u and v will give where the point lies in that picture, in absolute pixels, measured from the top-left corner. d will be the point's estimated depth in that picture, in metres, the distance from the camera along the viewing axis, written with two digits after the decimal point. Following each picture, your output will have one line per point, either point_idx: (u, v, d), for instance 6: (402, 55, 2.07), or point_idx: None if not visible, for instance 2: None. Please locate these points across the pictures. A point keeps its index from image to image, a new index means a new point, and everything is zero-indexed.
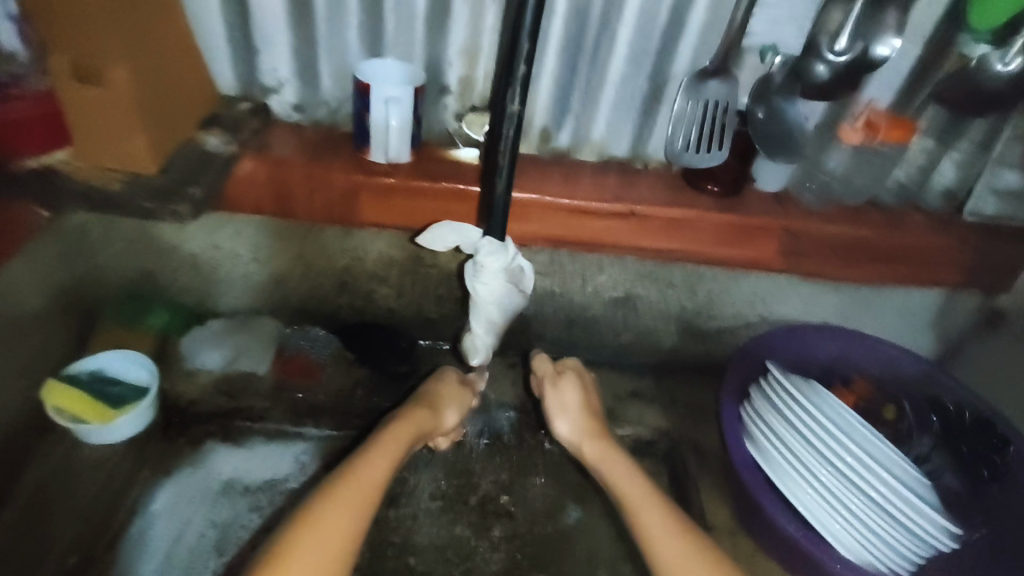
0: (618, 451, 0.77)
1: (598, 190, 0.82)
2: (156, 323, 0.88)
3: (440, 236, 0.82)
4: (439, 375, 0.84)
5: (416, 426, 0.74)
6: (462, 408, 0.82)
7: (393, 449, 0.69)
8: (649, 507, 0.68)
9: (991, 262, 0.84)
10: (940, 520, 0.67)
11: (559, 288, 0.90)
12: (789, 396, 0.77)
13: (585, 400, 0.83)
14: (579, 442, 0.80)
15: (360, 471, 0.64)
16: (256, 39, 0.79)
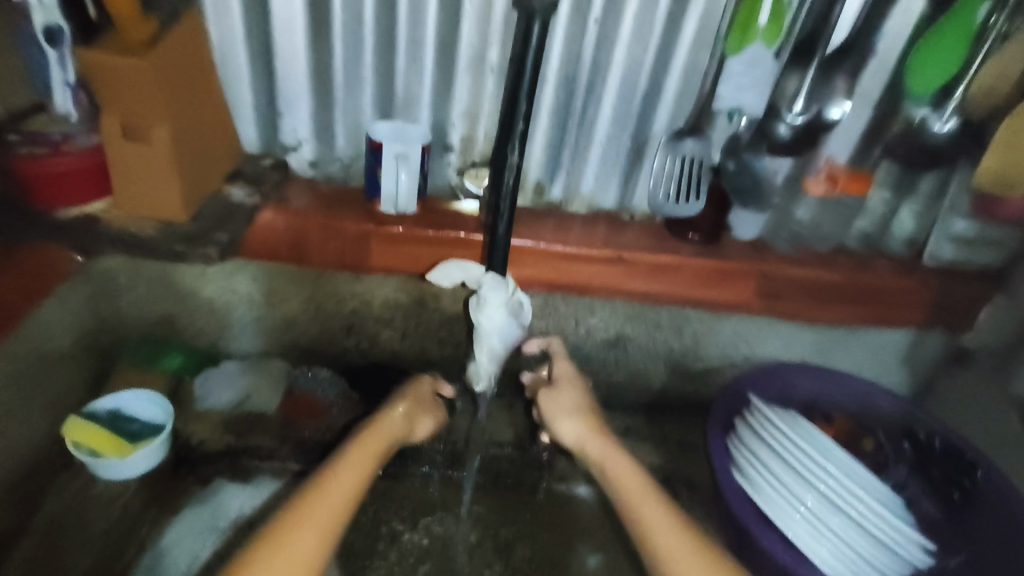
0: (616, 449, 0.77)
1: (588, 238, 0.89)
2: (171, 365, 0.96)
3: (446, 273, 0.87)
4: (418, 377, 0.86)
5: (391, 434, 0.76)
6: (435, 416, 0.83)
7: (368, 457, 0.71)
8: (650, 507, 0.69)
9: (951, 302, 0.90)
10: (915, 535, 0.74)
11: (554, 330, 0.96)
12: (768, 427, 0.81)
13: (583, 402, 0.83)
14: (583, 443, 0.79)
15: (333, 487, 0.66)
16: (280, 105, 0.89)
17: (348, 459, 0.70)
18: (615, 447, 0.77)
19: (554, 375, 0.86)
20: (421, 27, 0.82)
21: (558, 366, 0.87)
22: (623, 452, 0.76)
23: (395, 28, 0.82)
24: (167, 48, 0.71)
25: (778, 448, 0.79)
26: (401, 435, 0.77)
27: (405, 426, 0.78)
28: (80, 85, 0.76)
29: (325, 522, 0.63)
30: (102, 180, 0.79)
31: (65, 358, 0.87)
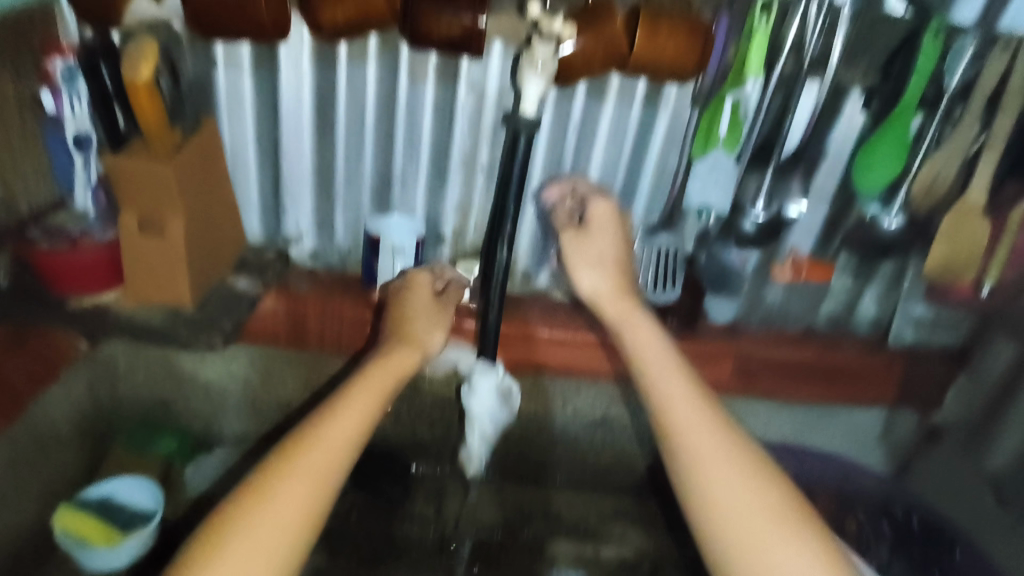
0: (640, 314, 0.75)
1: (572, 323, 0.95)
2: (162, 450, 0.97)
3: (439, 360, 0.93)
4: (415, 288, 0.84)
5: (394, 366, 0.74)
6: (440, 326, 0.82)
7: (368, 392, 0.69)
8: (676, 387, 0.68)
9: (919, 382, 0.94)
10: None
11: (542, 411, 1.00)
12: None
13: (613, 255, 0.79)
14: (599, 295, 0.77)
15: (324, 427, 0.65)
16: (284, 200, 0.96)
17: (345, 394, 0.69)
18: (640, 313, 0.75)
19: (587, 220, 0.80)
20: (417, 132, 0.90)
21: (595, 208, 0.80)
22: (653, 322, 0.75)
23: (393, 134, 0.90)
24: (188, 154, 0.78)
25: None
26: (404, 367, 0.75)
27: (409, 357, 0.76)
28: (100, 185, 0.84)
29: (317, 465, 0.62)
30: (114, 272, 0.83)
31: (62, 443, 0.88)
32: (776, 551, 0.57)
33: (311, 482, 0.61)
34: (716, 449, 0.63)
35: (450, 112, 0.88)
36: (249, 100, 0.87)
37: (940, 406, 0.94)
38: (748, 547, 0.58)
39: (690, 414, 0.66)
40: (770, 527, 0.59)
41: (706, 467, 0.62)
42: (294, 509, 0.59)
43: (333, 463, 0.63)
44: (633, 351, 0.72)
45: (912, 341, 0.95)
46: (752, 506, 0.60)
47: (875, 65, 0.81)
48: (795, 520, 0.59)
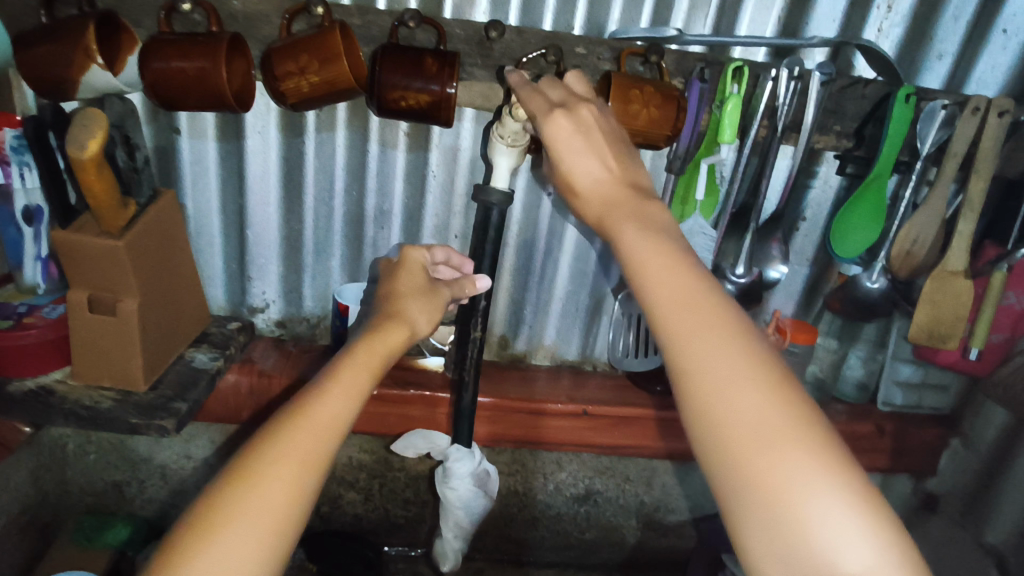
0: (628, 197, 0.49)
1: (554, 392, 0.90)
2: (114, 540, 0.89)
3: (410, 443, 0.86)
4: (402, 264, 0.63)
5: (383, 348, 0.52)
6: (437, 307, 0.61)
7: (354, 379, 0.48)
8: (657, 260, 0.44)
9: (911, 449, 0.91)
10: None
11: (522, 487, 0.94)
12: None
13: (592, 145, 0.53)
14: (584, 182, 0.52)
15: (296, 431, 0.43)
16: (251, 270, 0.92)
17: (327, 379, 0.47)
18: (619, 197, 0.49)
19: (552, 100, 0.57)
20: (388, 198, 0.87)
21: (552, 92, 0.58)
22: (637, 199, 0.49)
23: (363, 200, 0.87)
24: (141, 230, 0.74)
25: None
26: (395, 349, 0.54)
27: (400, 338, 0.55)
28: (51, 257, 0.81)
29: (283, 488, 0.41)
30: (61, 352, 0.78)
31: None
32: (772, 464, 0.37)
33: (276, 512, 0.40)
34: (704, 336, 0.40)
35: (422, 178, 0.86)
36: (214, 168, 0.85)
37: (935, 473, 0.93)
38: (734, 467, 0.37)
39: (670, 307, 0.42)
40: (766, 439, 0.37)
41: (685, 364, 0.40)
42: (249, 557, 0.39)
43: (304, 478, 0.42)
44: (617, 237, 0.47)
45: (901, 404, 0.92)
46: (743, 416, 0.38)
47: (848, 129, 0.79)
48: (792, 423, 0.38)
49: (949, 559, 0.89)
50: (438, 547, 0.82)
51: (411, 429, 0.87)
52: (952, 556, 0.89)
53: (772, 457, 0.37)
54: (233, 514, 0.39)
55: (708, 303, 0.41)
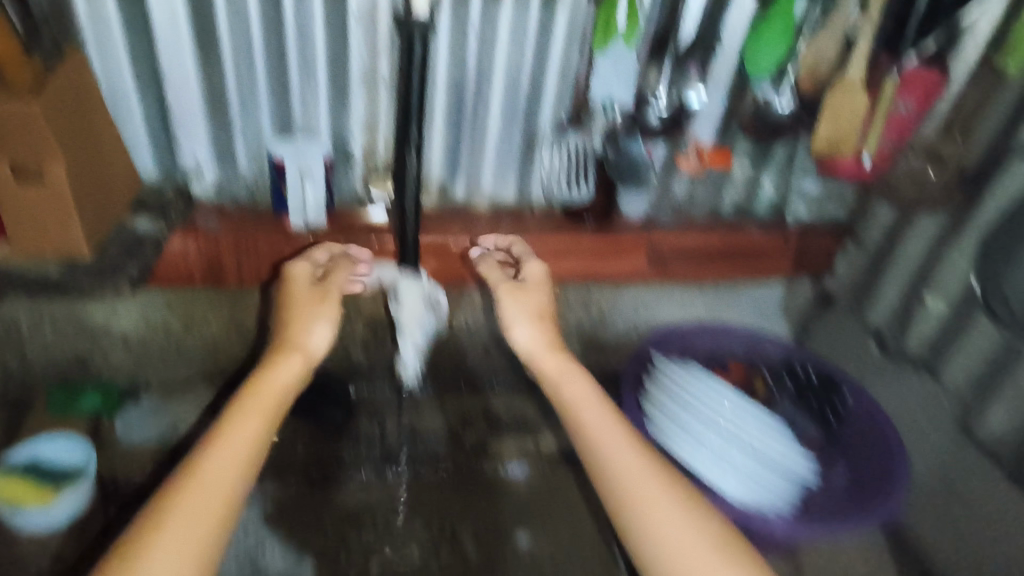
0: (574, 365, 0.78)
1: (496, 226, 0.98)
2: (88, 407, 0.93)
3: (362, 275, 0.88)
4: (291, 285, 0.80)
5: (277, 379, 0.72)
6: (323, 322, 0.78)
7: (258, 414, 0.68)
8: (599, 415, 0.72)
9: (809, 252, 1.05)
10: (765, 495, 0.77)
11: (473, 319, 1.06)
12: (663, 396, 0.86)
13: (545, 309, 0.83)
14: (533, 353, 0.80)
15: (218, 450, 0.63)
16: (176, 131, 0.89)
17: (239, 410, 0.68)
18: (571, 366, 0.77)
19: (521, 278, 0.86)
20: (310, 44, 0.85)
21: (513, 247, 0.92)
22: (583, 375, 0.77)
23: (284, 48, 0.85)
24: (54, 86, 0.71)
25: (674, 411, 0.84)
26: (289, 377, 0.73)
27: (295, 369, 0.74)
28: None
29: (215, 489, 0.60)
30: None
31: None
32: (688, 538, 0.61)
33: (195, 534, 0.57)
34: (637, 464, 0.67)
35: (342, 16, 0.83)
36: (117, 20, 0.80)
37: (833, 274, 1.05)
38: (664, 539, 0.61)
39: (623, 445, 0.68)
40: (685, 521, 0.62)
41: (629, 475, 0.66)
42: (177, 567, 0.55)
43: (231, 481, 0.62)
44: (561, 394, 0.75)
45: (805, 217, 1.04)
46: (675, 517, 0.63)
47: None
48: (698, 511, 0.63)
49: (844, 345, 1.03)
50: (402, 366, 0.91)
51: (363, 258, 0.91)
52: (843, 341, 1.04)
53: (699, 540, 0.61)
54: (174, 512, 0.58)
55: (641, 445, 0.69)
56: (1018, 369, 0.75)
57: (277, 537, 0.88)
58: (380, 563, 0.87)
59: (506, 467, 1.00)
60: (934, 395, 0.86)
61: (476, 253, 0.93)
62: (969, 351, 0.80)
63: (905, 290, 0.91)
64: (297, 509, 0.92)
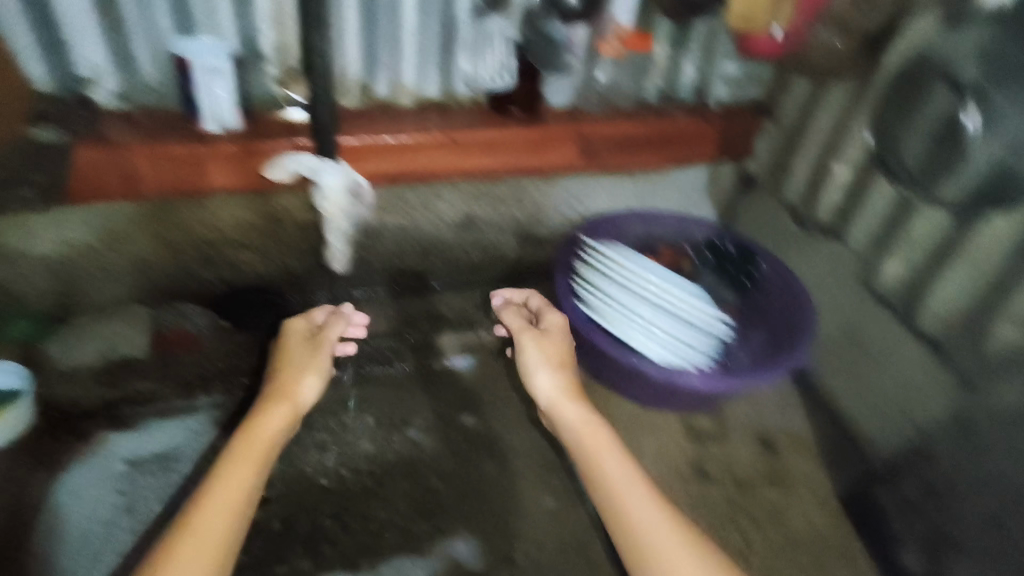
0: (596, 414, 0.80)
1: (423, 126, 0.96)
2: (18, 333, 0.92)
3: (283, 166, 0.89)
4: (287, 338, 0.87)
5: (269, 427, 0.77)
6: (311, 373, 0.84)
7: (248, 461, 0.73)
8: (612, 463, 0.74)
9: (731, 134, 1.08)
10: (692, 353, 0.85)
11: (408, 221, 1.03)
12: (613, 261, 0.90)
13: (566, 358, 0.84)
14: (553, 402, 0.81)
15: (218, 494, 0.69)
16: (65, 34, 0.85)
17: (240, 454, 0.73)
18: (592, 415, 0.79)
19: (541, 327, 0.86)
20: None
21: (535, 301, 0.91)
22: (603, 423, 0.79)
23: None
24: None
25: (621, 275, 0.89)
26: (279, 426, 0.78)
27: (285, 415, 0.79)
28: None
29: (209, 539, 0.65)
30: None
31: None
32: None
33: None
34: (651, 515, 0.69)
35: None
36: None
37: (752, 155, 1.10)
38: None
39: (635, 494, 0.71)
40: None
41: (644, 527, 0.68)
42: None
43: (228, 525, 0.67)
44: (581, 441, 0.77)
45: (727, 99, 1.08)
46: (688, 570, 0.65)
47: None
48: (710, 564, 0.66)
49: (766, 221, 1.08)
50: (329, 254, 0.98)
51: (283, 153, 0.89)
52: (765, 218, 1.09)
53: None
54: (177, 553, 0.63)
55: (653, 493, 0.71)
56: (906, 222, 0.80)
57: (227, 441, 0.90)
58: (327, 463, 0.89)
59: (449, 361, 1.03)
60: (839, 257, 0.92)
61: (496, 298, 0.93)
62: (869, 211, 0.86)
63: (814, 162, 0.96)
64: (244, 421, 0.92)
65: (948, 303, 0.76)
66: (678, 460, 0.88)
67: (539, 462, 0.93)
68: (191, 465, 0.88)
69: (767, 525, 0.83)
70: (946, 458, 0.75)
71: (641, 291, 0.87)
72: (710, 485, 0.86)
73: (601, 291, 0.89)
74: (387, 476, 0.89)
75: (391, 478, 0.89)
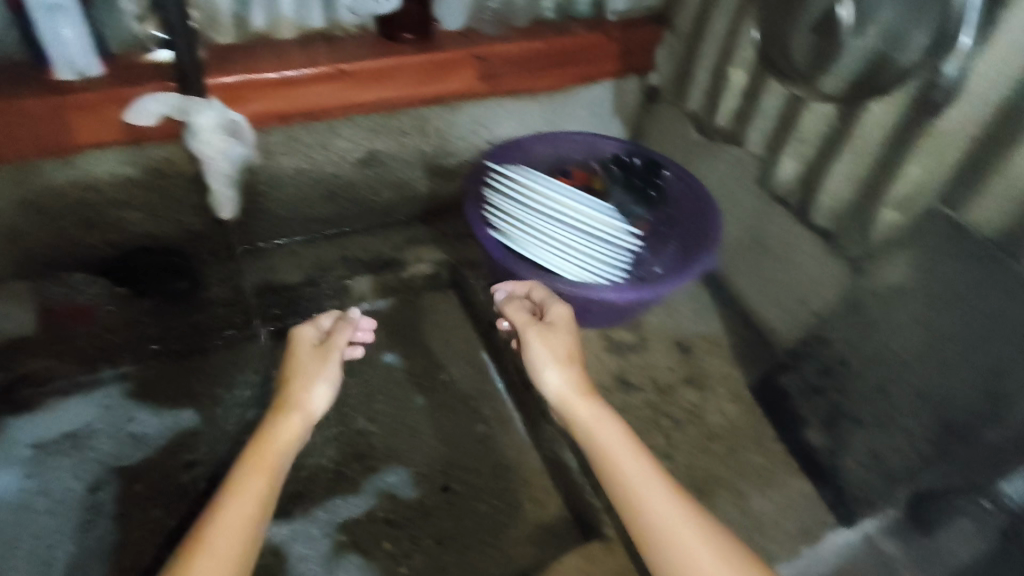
0: (615, 419, 0.67)
1: (309, 59, 0.88)
2: None
3: (145, 109, 0.81)
4: (293, 345, 0.73)
5: (274, 446, 0.65)
6: (323, 378, 0.71)
7: (251, 494, 0.61)
8: (642, 483, 0.62)
9: (635, 47, 1.05)
10: (606, 269, 0.86)
11: (306, 163, 0.97)
12: (508, 179, 0.90)
13: (578, 353, 0.71)
14: (565, 403, 0.68)
15: (218, 534, 0.57)
16: None
17: (243, 483, 0.62)
18: (610, 420, 0.66)
19: (546, 320, 0.73)
20: None
21: (535, 295, 0.78)
22: (621, 428, 0.66)
23: None
24: None
25: (516, 191, 0.88)
26: (286, 440, 0.66)
27: (297, 428, 0.68)
28: None
29: None
30: None
31: None
32: None
33: None
34: (699, 550, 0.58)
35: None
36: None
37: (654, 67, 1.09)
38: None
39: (675, 524, 0.59)
40: None
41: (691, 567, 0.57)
42: None
43: (234, 568, 0.57)
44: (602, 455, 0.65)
45: (624, 10, 1.05)
46: None
47: None
48: None
49: (672, 134, 1.09)
50: (212, 202, 0.92)
51: (144, 94, 0.81)
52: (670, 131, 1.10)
53: None
54: None
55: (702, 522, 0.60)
56: (799, 120, 0.82)
57: (140, 407, 0.88)
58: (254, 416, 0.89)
59: (368, 304, 1.02)
60: (740, 162, 0.94)
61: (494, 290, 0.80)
62: (765, 112, 0.87)
63: (714, 69, 0.96)
64: (156, 388, 0.91)
65: (837, 196, 0.79)
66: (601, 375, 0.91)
67: (468, 392, 0.94)
68: (103, 438, 0.85)
69: (687, 424, 0.87)
70: (843, 343, 0.80)
71: (552, 214, 0.87)
72: (632, 394, 0.89)
73: (501, 212, 0.88)
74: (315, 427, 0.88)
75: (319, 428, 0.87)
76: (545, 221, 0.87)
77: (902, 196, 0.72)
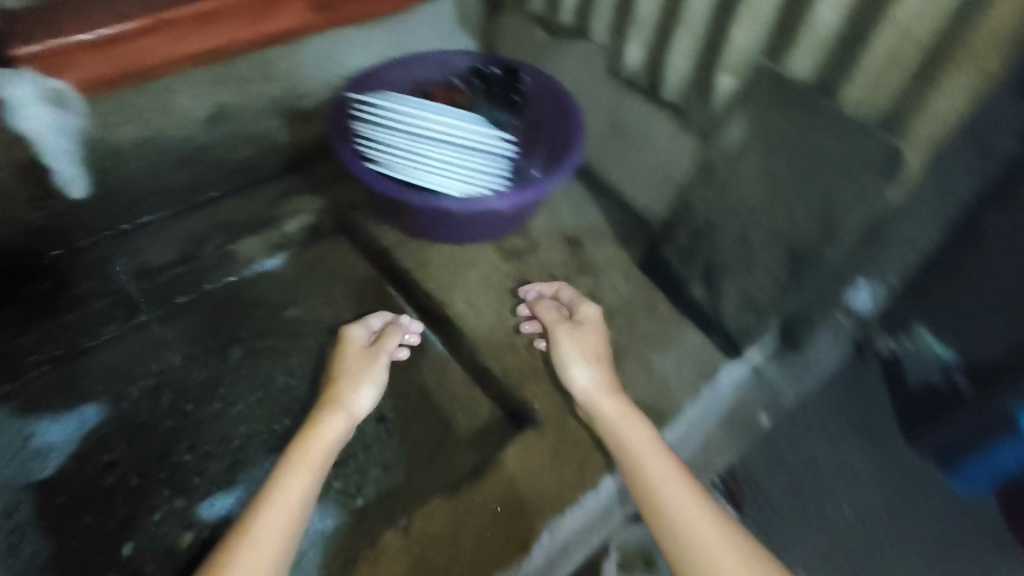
0: (635, 411, 0.75)
1: (119, 10, 0.79)
2: None
3: None
4: (345, 344, 0.84)
5: (326, 436, 0.72)
6: (368, 379, 0.80)
7: (306, 470, 0.68)
8: (654, 463, 0.69)
9: None
10: (489, 179, 0.89)
11: (149, 130, 0.89)
12: (375, 109, 0.89)
13: (603, 352, 0.82)
14: (589, 393, 0.78)
15: (276, 497, 0.65)
16: None
17: (299, 458, 0.69)
18: (630, 410, 0.75)
19: (577, 319, 0.86)
20: None
21: (563, 295, 0.90)
22: (641, 420, 0.74)
23: None
24: None
25: (387, 120, 0.88)
26: (335, 433, 0.73)
27: (342, 423, 0.75)
28: None
29: (261, 553, 0.60)
30: None
31: None
32: None
33: None
34: (700, 525, 0.63)
35: None
36: None
37: None
38: None
39: (680, 497, 0.66)
40: None
41: (689, 538, 0.62)
42: None
43: (285, 533, 0.63)
44: (621, 438, 0.72)
45: None
46: None
47: None
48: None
49: (522, 38, 1.10)
50: (54, 184, 0.85)
51: None
52: (518, 37, 1.11)
53: None
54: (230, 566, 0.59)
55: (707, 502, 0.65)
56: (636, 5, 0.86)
57: (36, 423, 0.83)
58: (166, 398, 0.87)
59: (258, 266, 0.98)
60: (590, 54, 0.98)
61: (526, 293, 0.93)
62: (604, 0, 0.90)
63: None
64: (45, 398, 0.84)
65: (681, 70, 0.85)
66: (501, 281, 0.96)
67: None
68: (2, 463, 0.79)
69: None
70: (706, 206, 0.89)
71: (424, 135, 0.88)
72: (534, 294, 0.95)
73: (375, 143, 0.88)
74: (235, 398, 0.88)
75: (240, 398, 0.88)
76: (419, 142, 0.87)
77: (733, 62, 0.79)
